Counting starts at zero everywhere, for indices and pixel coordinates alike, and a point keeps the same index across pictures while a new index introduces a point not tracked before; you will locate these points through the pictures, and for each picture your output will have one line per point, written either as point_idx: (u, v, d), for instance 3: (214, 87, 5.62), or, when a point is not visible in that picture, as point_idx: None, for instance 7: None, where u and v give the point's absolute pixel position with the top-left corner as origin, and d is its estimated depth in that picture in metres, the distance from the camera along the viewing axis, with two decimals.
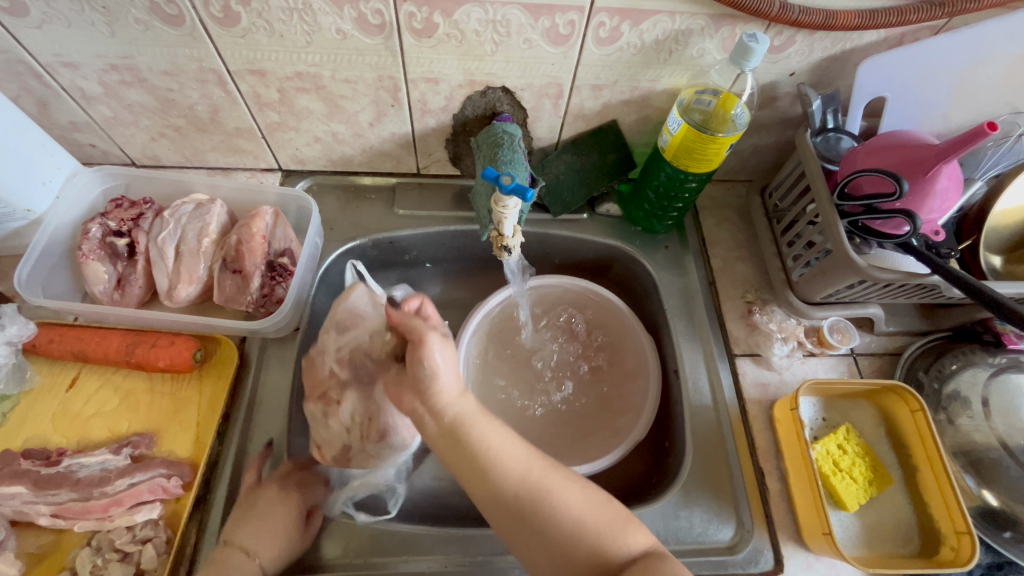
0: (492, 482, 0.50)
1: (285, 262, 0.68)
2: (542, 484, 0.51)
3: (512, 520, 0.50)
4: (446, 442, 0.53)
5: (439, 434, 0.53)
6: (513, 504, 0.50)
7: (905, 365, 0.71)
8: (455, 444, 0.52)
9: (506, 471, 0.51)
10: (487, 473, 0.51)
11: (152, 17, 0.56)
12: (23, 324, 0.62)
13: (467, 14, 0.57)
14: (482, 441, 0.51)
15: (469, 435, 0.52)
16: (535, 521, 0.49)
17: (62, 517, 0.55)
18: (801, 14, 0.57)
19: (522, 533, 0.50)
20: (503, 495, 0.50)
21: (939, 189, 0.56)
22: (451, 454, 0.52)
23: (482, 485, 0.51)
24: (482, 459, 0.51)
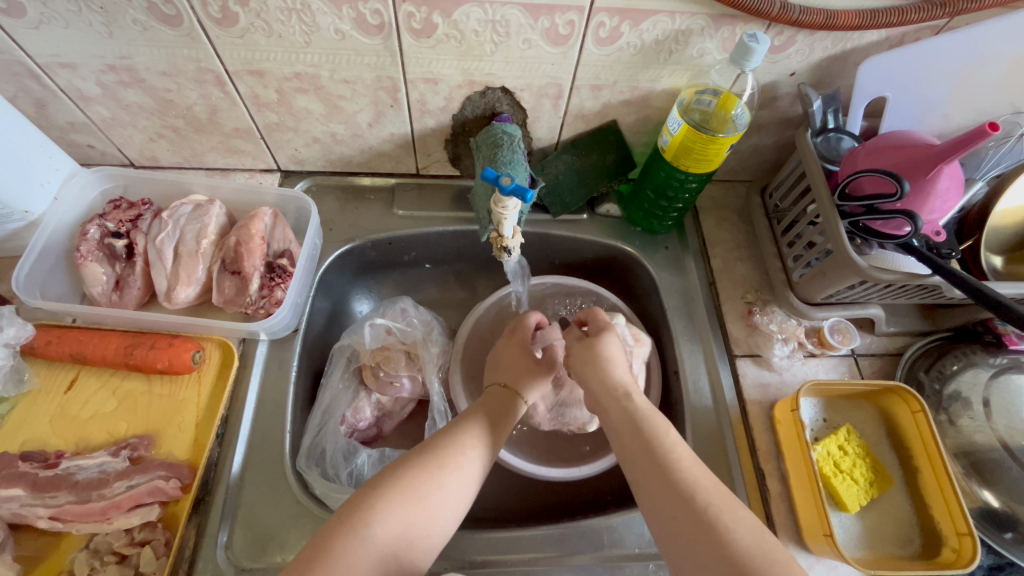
0: (659, 479, 0.48)
1: (284, 263, 0.67)
2: (706, 498, 0.45)
3: (667, 530, 0.46)
4: (623, 435, 0.53)
5: (615, 424, 0.54)
6: (675, 509, 0.46)
7: (906, 366, 0.71)
8: (631, 434, 0.52)
9: (674, 470, 0.48)
10: (654, 469, 0.48)
11: (149, 17, 0.56)
12: (20, 326, 0.62)
13: (467, 14, 0.57)
14: (656, 438, 0.51)
15: (644, 431, 0.52)
16: (693, 531, 0.44)
17: (60, 520, 0.55)
18: (801, 14, 0.56)
19: (675, 544, 0.45)
20: (665, 497, 0.47)
21: (940, 189, 0.56)
22: (623, 447, 0.52)
23: (651, 479, 0.49)
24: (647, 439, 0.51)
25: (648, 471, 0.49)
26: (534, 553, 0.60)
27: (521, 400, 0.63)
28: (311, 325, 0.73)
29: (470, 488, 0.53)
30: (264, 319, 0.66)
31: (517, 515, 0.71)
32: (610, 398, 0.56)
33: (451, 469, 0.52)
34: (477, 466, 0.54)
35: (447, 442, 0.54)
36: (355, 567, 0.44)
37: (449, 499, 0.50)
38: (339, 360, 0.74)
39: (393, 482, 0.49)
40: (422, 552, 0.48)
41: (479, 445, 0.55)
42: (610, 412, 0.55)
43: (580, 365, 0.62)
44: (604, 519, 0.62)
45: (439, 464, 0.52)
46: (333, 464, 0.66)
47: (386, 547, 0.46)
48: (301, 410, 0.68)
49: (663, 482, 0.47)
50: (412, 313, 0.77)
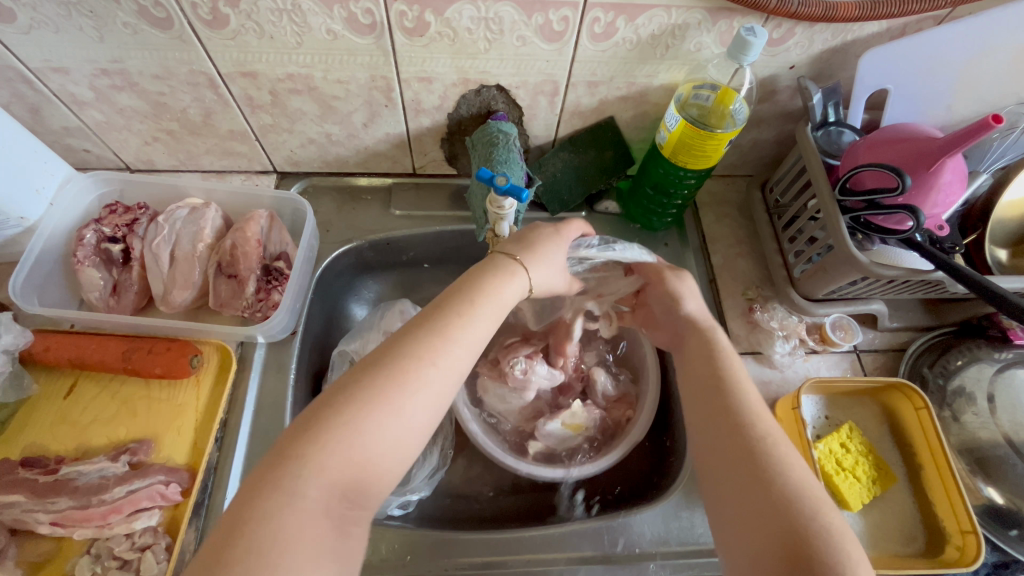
0: (713, 405, 0.47)
1: (281, 266, 0.68)
2: (761, 434, 0.43)
3: (713, 463, 0.44)
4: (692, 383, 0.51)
5: (690, 364, 0.53)
6: (723, 461, 0.44)
7: (909, 360, 0.70)
8: (704, 378, 0.50)
9: (740, 418, 0.45)
10: (718, 405, 0.47)
11: (140, 20, 0.55)
12: (19, 333, 0.61)
13: (460, 11, 0.56)
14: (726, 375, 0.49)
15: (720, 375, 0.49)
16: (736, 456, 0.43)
17: (61, 525, 0.55)
18: (800, 6, 0.55)
19: (718, 470, 0.44)
20: (719, 435, 0.45)
21: (943, 183, 0.55)
22: (692, 392, 0.50)
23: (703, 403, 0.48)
24: (712, 373, 0.50)
25: (711, 421, 0.47)
26: (533, 553, 0.60)
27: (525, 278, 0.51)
28: (311, 324, 0.73)
29: (435, 409, 0.42)
30: (262, 323, 0.66)
31: (516, 515, 0.70)
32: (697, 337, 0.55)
33: (417, 389, 0.41)
34: (450, 373, 0.44)
35: (409, 351, 0.42)
36: (287, 520, 0.34)
37: (385, 437, 0.39)
38: (341, 365, 0.73)
39: (335, 405, 0.39)
40: (380, 484, 0.39)
41: (452, 346, 0.44)
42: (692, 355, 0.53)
43: (684, 326, 0.57)
44: (606, 519, 0.61)
45: (396, 375, 0.41)
46: None
47: (337, 483, 0.37)
48: (300, 412, 0.68)
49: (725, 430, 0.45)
50: (410, 314, 0.76)
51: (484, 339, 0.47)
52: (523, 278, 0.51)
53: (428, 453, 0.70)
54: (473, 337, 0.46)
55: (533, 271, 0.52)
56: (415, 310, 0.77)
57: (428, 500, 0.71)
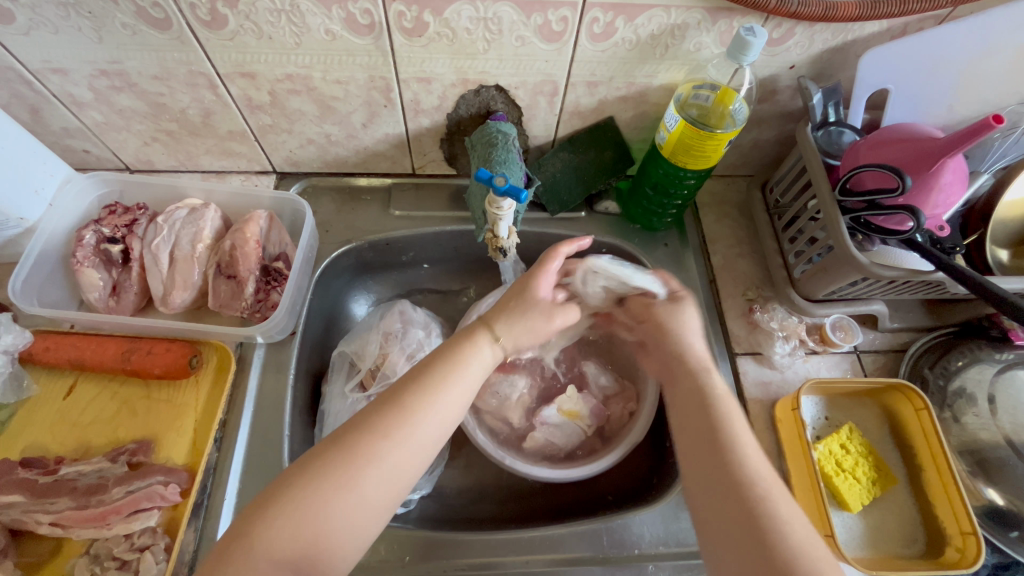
0: (709, 459, 0.48)
1: (281, 267, 0.68)
2: (764, 497, 0.44)
3: (708, 517, 0.46)
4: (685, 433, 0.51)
5: (682, 407, 0.53)
6: (721, 524, 0.45)
7: (909, 361, 0.70)
8: (696, 428, 0.50)
9: (738, 476, 0.46)
10: (715, 459, 0.47)
11: (139, 20, 0.55)
12: (18, 333, 0.61)
13: (458, 12, 0.56)
14: (724, 426, 0.49)
15: (717, 425, 0.49)
16: (738, 515, 0.44)
17: (60, 526, 0.55)
18: (800, 6, 0.55)
19: (714, 527, 0.45)
20: (716, 491, 0.46)
21: (944, 183, 0.55)
22: (686, 444, 0.50)
23: (698, 455, 0.49)
24: (708, 424, 0.50)
25: (704, 478, 0.47)
26: (532, 554, 0.60)
27: (491, 344, 0.54)
28: (310, 324, 0.73)
29: (396, 489, 0.45)
30: (262, 322, 0.66)
31: (515, 517, 0.70)
32: (690, 379, 0.54)
33: (369, 470, 0.44)
34: (409, 450, 0.46)
35: (365, 432, 0.45)
36: None
37: (352, 519, 0.43)
38: (341, 366, 0.74)
39: (288, 494, 0.42)
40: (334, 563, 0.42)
41: (411, 427, 0.46)
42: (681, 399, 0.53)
43: (675, 361, 0.56)
44: (605, 520, 0.61)
45: (351, 462, 0.44)
46: None
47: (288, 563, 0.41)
48: (300, 412, 0.68)
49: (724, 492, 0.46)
50: (410, 315, 0.76)
51: (451, 414, 0.49)
52: (489, 345, 0.53)
53: None
54: (432, 414, 0.48)
55: (501, 335, 0.54)
56: (415, 312, 0.77)
57: (428, 501, 0.71)
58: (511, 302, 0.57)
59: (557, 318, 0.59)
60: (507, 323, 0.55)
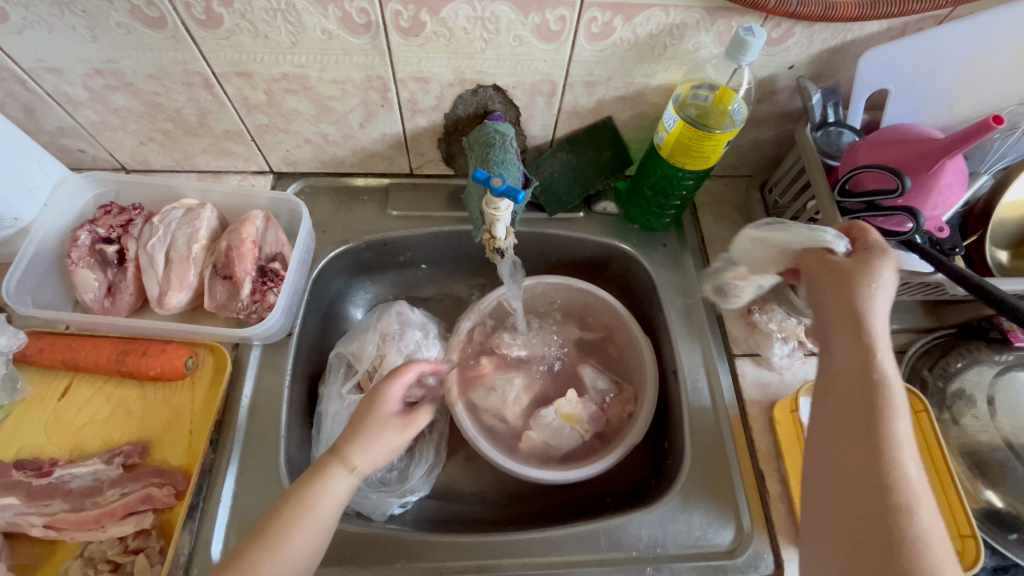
0: (850, 452, 0.43)
1: (276, 267, 0.67)
2: (907, 511, 0.39)
3: (834, 511, 0.42)
4: (836, 423, 0.44)
5: (831, 384, 0.46)
6: (847, 524, 0.41)
7: (909, 363, 0.69)
8: (849, 420, 0.44)
9: (886, 481, 0.40)
10: (859, 455, 0.42)
11: (133, 19, 0.55)
12: (12, 334, 0.62)
13: (455, 11, 0.56)
14: (880, 418, 0.42)
15: (872, 419, 0.43)
16: (868, 524, 0.40)
17: (54, 528, 0.55)
18: (799, 5, 0.55)
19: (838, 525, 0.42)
20: (851, 490, 0.42)
21: (943, 185, 0.54)
22: (830, 428, 0.45)
23: (842, 442, 0.43)
24: (861, 408, 0.43)
25: (841, 470, 0.43)
26: (529, 557, 0.59)
27: (347, 475, 0.50)
28: (307, 325, 0.72)
29: None
30: (257, 323, 0.65)
31: (510, 519, 0.70)
32: (845, 350, 0.46)
33: None
34: None
35: None
36: None
37: None
38: (338, 368, 0.73)
39: None
40: None
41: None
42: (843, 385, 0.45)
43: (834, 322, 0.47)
44: (604, 522, 0.61)
45: None
46: None
47: None
48: (297, 414, 0.68)
49: (867, 500, 0.40)
50: (408, 316, 0.76)
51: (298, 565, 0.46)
52: (346, 476, 0.50)
53: (424, 453, 0.71)
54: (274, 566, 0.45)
55: (360, 463, 0.51)
56: (413, 313, 0.77)
57: (426, 502, 0.71)
58: (362, 426, 0.54)
59: (411, 427, 0.56)
60: (359, 449, 0.52)
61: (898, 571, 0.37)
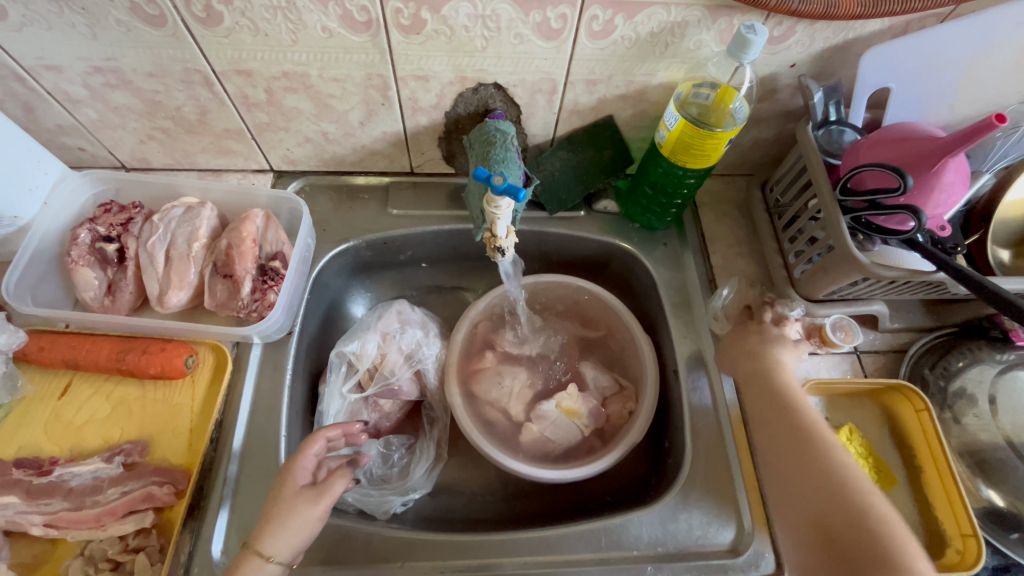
0: (777, 423, 0.58)
1: (277, 265, 0.66)
2: (822, 453, 0.54)
3: (785, 476, 0.56)
4: (765, 420, 0.60)
5: (746, 375, 0.63)
6: (786, 477, 0.56)
7: (910, 362, 0.69)
8: (760, 399, 0.61)
9: (798, 437, 0.56)
10: (777, 423, 0.58)
11: (133, 17, 0.55)
12: (12, 332, 0.62)
13: (456, 9, 0.56)
14: (783, 393, 0.59)
15: (775, 397, 0.60)
16: (796, 475, 0.55)
17: (54, 527, 0.55)
18: (801, 3, 0.54)
19: (789, 483, 0.56)
20: (783, 452, 0.57)
21: (945, 183, 0.54)
22: (756, 403, 0.61)
23: (766, 415, 0.60)
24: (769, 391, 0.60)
25: (774, 438, 0.58)
26: (529, 555, 0.59)
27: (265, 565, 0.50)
28: (307, 324, 0.72)
29: None
30: (257, 322, 0.65)
31: (511, 518, 0.70)
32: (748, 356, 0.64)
33: None
34: None
35: None
36: None
37: None
38: (339, 366, 0.72)
39: None
40: None
41: None
42: (758, 395, 0.61)
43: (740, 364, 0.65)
44: (605, 521, 0.61)
45: None
46: None
47: None
48: (297, 413, 0.68)
49: (801, 487, 0.54)
50: (408, 315, 0.76)
51: None
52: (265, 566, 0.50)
53: (425, 449, 0.72)
54: None
55: (274, 551, 0.50)
56: (412, 311, 0.77)
57: (426, 501, 0.71)
58: (272, 510, 0.52)
59: (326, 495, 0.53)
60: (266, 537, 0.50)
61: (813, 496, 0.53)
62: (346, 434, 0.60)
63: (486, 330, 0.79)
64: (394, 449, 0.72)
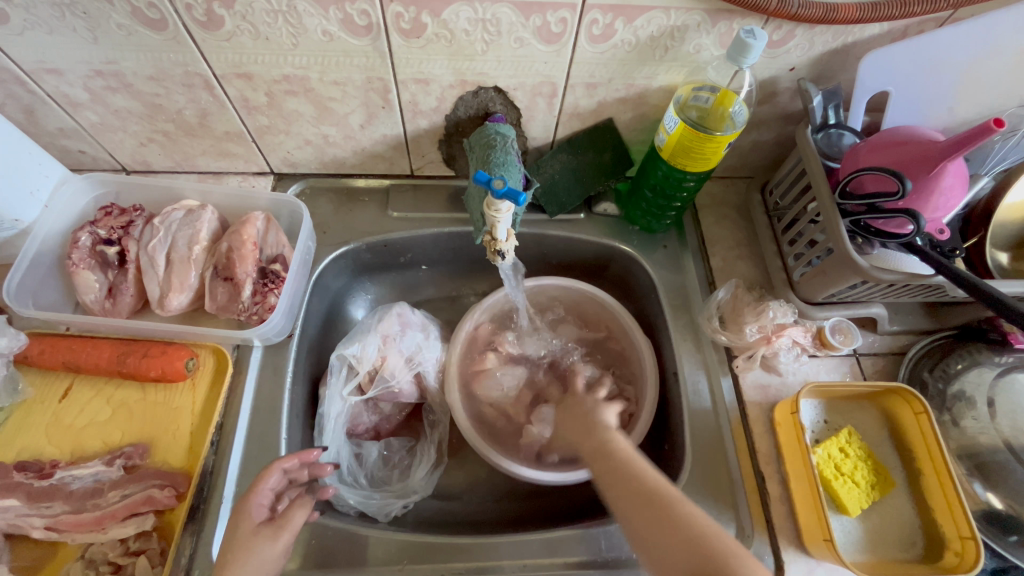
0: (622, 478, 0.53)
1: (277, 268, 0.67)
2: (676, 505, 0.49)
3: (634, 530, 0.49)
4: (611, 475, 0.54)
5: (593, 433, 0.61)
6: (645, 531, 0.48)
7: (909, 365, 0.70)
8: (617, 452, 0.56)
9: (652, 489, 0.51)
10: (623, 475, 0.53)
11: (134, 21, 0.55)
12: (12, 336, 0.61)
13: (456, 13, 0.56)
14: (626, 453, 0.56)
15: (614, 454, 0.56)
16: (658, 523, 0.48)
17: (56, 530, 0.55)
18: (800, 8, 0.55)
19: (645, 538, 0.48)
20: (632, 503, 0.51)
21: (944, 187, 0.54)
22: (599, 462, 0.57)
23: (610, 470, 0.55)
24: (612, 451, 0.56)
25: (620, 489, 0.52)
26: (528, 558, 0.59)
27: None
28: (307, 327, 0.72)
29: None
30: (258, 325, 0.65)
31: (511, 521, 0.70)
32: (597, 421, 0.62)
33: None
34: None
35: None
36: None
37: None
38: (340, 368, 0.71)
39: None
40: None
41: None
42: (593, 448, 0.59)
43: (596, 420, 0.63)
44: (604, 524, 0.61)
45: None
46: (350, 471, 0.69)
47: None
48: (298, 415, 0.68)
49: (663, 540, 0.47)
50: (408, 317, 0.76)
51: None
52: None
53: (425, 451, 0.73)
54: None
55: None
56: (413, 312, 0.77)
57: (426, 504, 0.71)
58: (232, 551, 0.50)
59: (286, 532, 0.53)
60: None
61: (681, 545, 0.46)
62: (305, 463, 0.59)
63: (488, 332, 0.79)
64: (394, 451, 0.73)
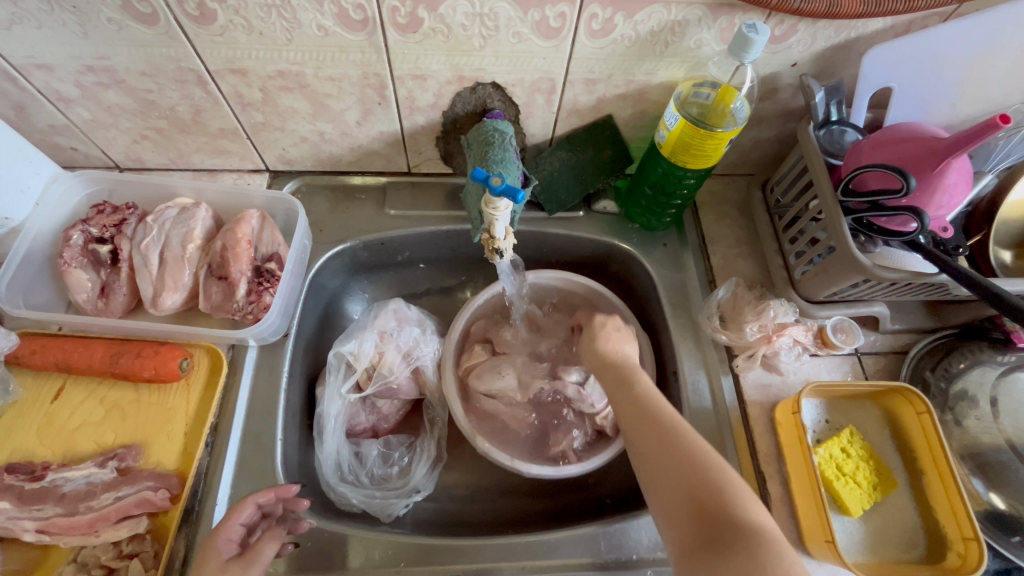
0: (631, 406, 0.55)
1: (272, 268, 0.66)
2: (679, 430, 0.50)
3: (637, 452, 0.51)
4: (621, 407, 0.56)
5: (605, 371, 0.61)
6: (646, 452, 0.50)
7: (911, 364, 0.68)
8: (624, 387, 0.58)
9: (658, 414, 0.52)
10: (632, 405, 0.55)
11: (125, 15, 0.54)
12: (3, 335, 0.60)
13: (453, 7, 0.55)
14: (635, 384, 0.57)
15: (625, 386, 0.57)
16: (656, 444, 0.50)
17: (47, 533, 0.54)
18: (803, 2, 0.54)
19: (645, 459, 0.50)
20: (638, 429, 0.52)
21: (948, 184, 0.54)
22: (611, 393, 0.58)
23: (622, 400, 0.56)
24: (624, 382, 0.58)
25: (629, 416, 0.54)
26: (526, 560, 0.59)
27: None
28: (303, 327, 0.72)
29: None
30: (253, 324, 0.64)
31: (510, 521, 0.69)
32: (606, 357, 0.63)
33: None
34: None
35: None
36: None
37: None
38: (338, 367, 0.70)
39: None
40: None
41: None
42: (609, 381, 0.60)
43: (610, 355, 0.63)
44: (603, 525, 0.60)
45: None
46: (351, 469, 0.68)
47: None
48: (294, 416, 0.67)
49: (659, 458, 0.49)
50: (404, 314, 0.75)
51: None
52: None
53: (425, 447, 0.72)
54: None
55: None
56: (410, 309, 0.76)
57: (424, 504, 0.70)
58: None
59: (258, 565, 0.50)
60: None
61: (675, 463, 0.48)
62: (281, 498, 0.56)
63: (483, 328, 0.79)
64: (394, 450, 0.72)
